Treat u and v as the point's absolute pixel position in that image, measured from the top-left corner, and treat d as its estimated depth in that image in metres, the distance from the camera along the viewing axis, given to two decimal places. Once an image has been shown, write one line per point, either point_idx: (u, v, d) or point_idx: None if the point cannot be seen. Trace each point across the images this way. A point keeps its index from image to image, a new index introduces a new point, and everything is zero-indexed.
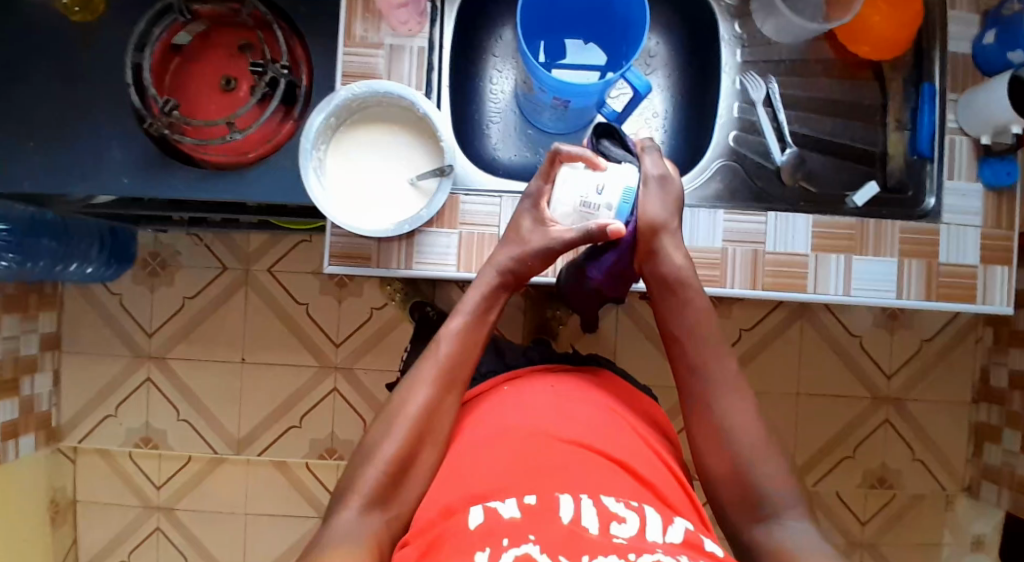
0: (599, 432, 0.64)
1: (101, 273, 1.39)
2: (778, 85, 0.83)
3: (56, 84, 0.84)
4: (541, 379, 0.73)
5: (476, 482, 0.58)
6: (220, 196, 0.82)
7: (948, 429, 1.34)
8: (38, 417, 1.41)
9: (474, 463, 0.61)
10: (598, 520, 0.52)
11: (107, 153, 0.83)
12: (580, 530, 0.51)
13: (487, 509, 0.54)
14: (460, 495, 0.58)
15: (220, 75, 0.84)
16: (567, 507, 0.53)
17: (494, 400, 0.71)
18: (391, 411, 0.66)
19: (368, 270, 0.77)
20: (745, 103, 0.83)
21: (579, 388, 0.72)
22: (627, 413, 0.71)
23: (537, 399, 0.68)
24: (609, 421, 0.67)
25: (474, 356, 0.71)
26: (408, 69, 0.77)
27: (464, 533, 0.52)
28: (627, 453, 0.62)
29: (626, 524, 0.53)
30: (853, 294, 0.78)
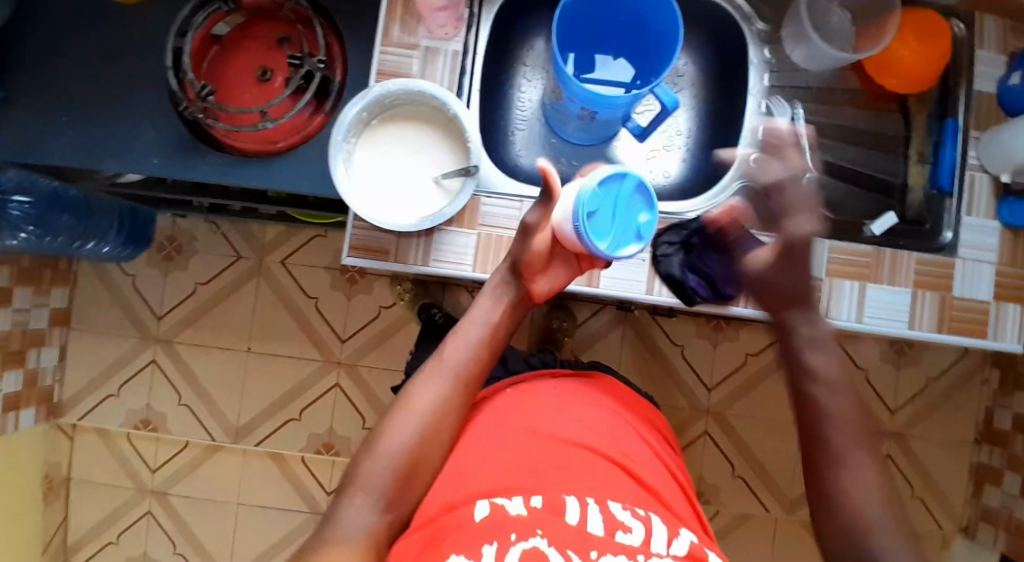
0: (608, 439, 0.64)
1: (117, 253, 1.40)
2: (803, 110, 0.84)
3: (95, 63, 0.85)
4: (549, 380, 0.73)
5: (484, 477, 0.59)
6: (246, 182, 0.83)
7: (949, 468, 1.33)
8: (41, 392, 1.42)
9: (484, 456, 0.62)
10: (604, 526, 0.53)
11: (139, 133, 0.85)
12: (586, 534, 0.51)
13: (493, 504, 0.55)
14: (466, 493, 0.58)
15: (257, 66, 0.86)
16: (574, 512, 0.54)
17: (506, 396, 0.71)
18: (397, 405, 0.67)
19: (386, 264, 0.78)
20: None
21: (590, 391, 0.72)
22: (637, 421, 0.71)
23: (548, 401, 0.68)
24: (619, 427, 0.67)
25: (479, 357, 0.71)
26: (441, 71, 0.78)
27: (469, 524, 0.53)
28: (636, 462, 0.63)
29: (632, 533, 0.53)
30: (865, 322, 0.78)
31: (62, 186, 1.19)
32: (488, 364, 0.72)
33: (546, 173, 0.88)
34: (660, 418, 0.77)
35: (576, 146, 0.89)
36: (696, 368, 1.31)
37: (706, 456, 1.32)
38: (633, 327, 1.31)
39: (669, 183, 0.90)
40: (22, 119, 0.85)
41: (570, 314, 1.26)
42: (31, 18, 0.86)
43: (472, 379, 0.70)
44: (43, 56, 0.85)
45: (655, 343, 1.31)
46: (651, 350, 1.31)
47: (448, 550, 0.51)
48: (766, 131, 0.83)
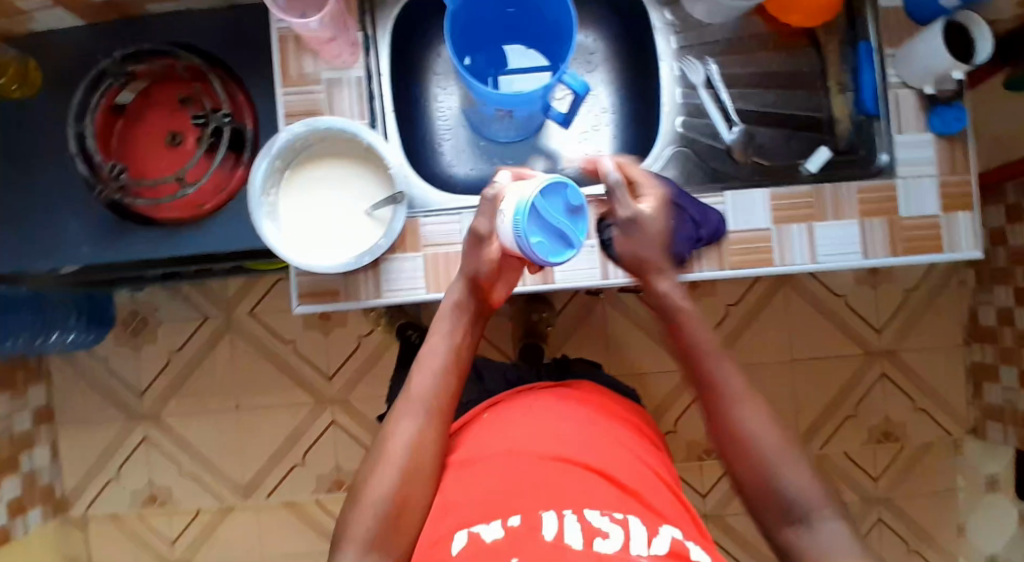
0: (582, 445, 0.64)
1: (82, 339, 1.37)
2: (716, 66, 0.84)
3: (3, 164, 0.83)
4: (523, 397, 0.73)
5: (464, 505, 0.58)
6: (181, 252, 0.82)
7: (943, 374, 1.35)
8: (41, 492, 1.41)
9: (461, 485, 0.61)
10: (582, 537, 0.53)
11: (64, 226, 0.83)
12: (562, 549, 0.51)
13: (470, 533, 0.55)
14: (445, 524, 0.58)
15: (166, 132, 0.84)
16: (550, 527, 0.54)
17: (480, 425, 0.71)
18: (378, 449, 0.66)
19: (338, 305, 0.77)
20: (687, 88, 0.83)
21: (560, 399, 0.72)
22: (613, 423, 0.71)
23: (519, 419, 0.68)
24: (591, 430, 0.67)
25: (451, 385, 0.70)
26: (349, 101, 0.77)
27: (448, 559, 0.53)
28: (611, 462, 0.62)
29: (609, 540, 0.53)
30: (821, 261, 0.78)
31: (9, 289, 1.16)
32: (460, 388, 0.72)
33: (480, 178, 0.87)
34: (638, 412, 0.78)
35: (504, 145, 0.88)
36: None
37: None
38: (609, 304, 1.31)
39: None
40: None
41: (545, 304, 1.26)
42: None
43: (446, 407, 0.69)
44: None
45: (635, 315, 1.31)
46: (632, 323, 1.31)
47: None
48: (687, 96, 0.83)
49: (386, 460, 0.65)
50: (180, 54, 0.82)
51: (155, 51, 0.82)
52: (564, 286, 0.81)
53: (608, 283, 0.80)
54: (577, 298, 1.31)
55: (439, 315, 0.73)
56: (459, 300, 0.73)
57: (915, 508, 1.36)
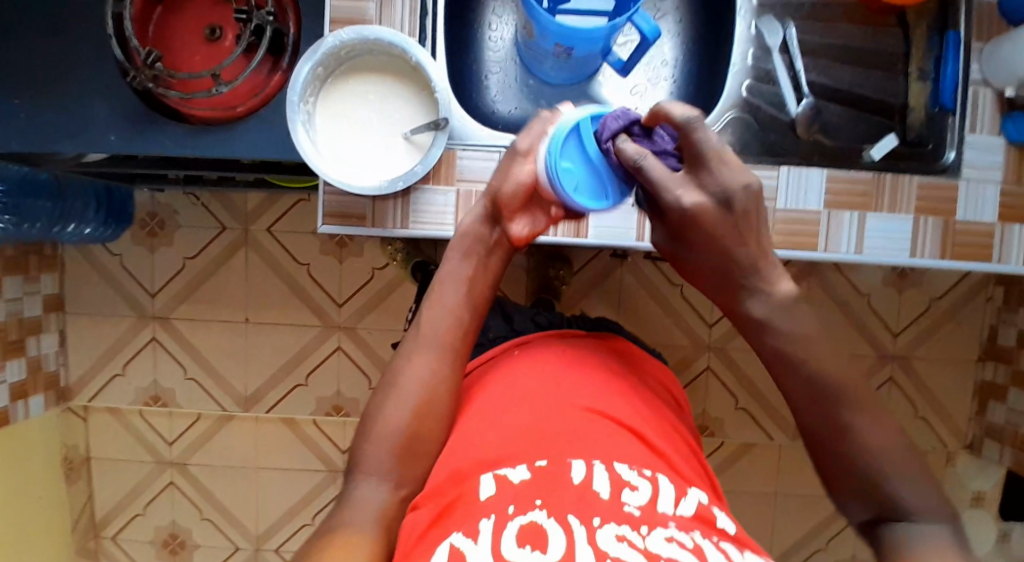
0: (610, 399, 0.62)
1: (99, 233, 1.37)
2: (796, 30, 0.79)
3: (36, 38, 0.80)
4: (553, 343, 0.72)
5: (489, 442, 0.57)
6: (209, 153, 0.79)
7: (954, 388, 1.33)
8: (46, 377, 1.42)
9: (486, 421, 0.61)
10: (610, 485, 0.51)
11: (92, 110, 0.81)
12: (590, 497, 0.50)
13: (496, 477, 0.53)
14: (469, 461, 0.57)
15: (205, 26, 0.81)
16: (578, 472, 0.52)
17: (504, 365, 0.69)
18: (390, 384, 0.65)
19: (364, 230, 0.75)
20: (760, 50, 0.79)
21: (589, 352, 0.70)
22: (639, 382, 0.70)
23: (547, 366, 0.66)
24: (620, 386, 0.65)
25: (461, 320, 0.68)
26: (400, 15, 0.73)
27: (475, 501, 0.51)
28: (637, 418, 0.61)
29: (638, 492, 0.51)
30: (866, 253, 0.75)
31: (29, 169, 1.14)
32: (475, 323, 0.70)
33: (525, 118, 0.84)
34: (664, 373, 0.76)
35: (554, 87, 0.84)
36: (697, 307, 1.29)
37: (709, 391, 1.31)
38: (629, 271, 1.28)
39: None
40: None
41: (565, 262, 1.23)
42: None
43: (458, 342, 0.68)
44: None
45: (653, 285, 1.29)
46: (650, 292, 1.29)
47: (453, 528, 0.50)
48: (758, 59, 0.79)
49: (396, 393, 0.65)
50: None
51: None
52: (597, 243, 0.78)
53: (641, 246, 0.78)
54: (598, 260, 1.29)
55: (452, 245, 0.71)
56: (474, 225, 0.71)
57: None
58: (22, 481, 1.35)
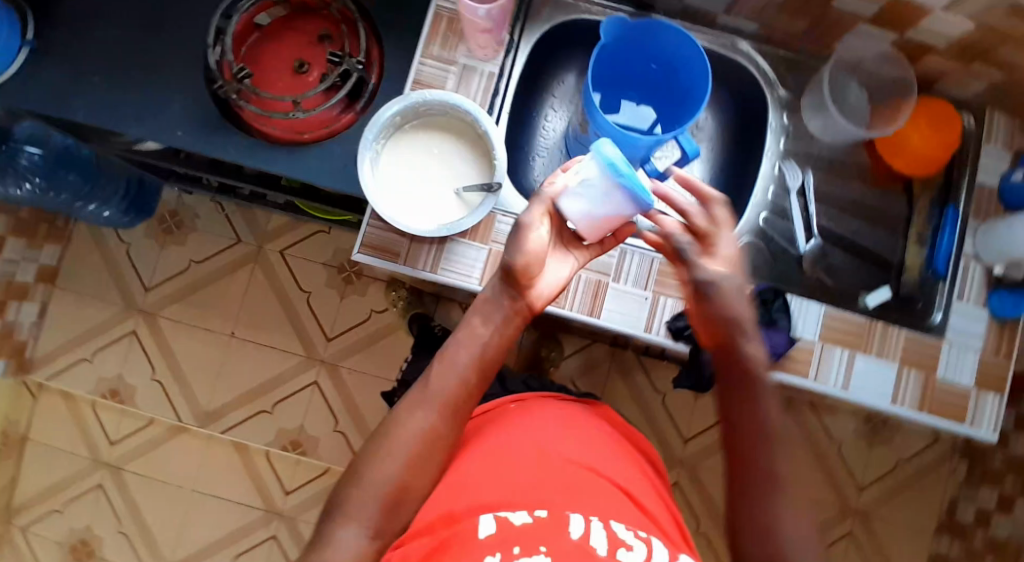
0: (605, 461, 0.65)
1: (116, 219, 1.40)
2: (813, 179, 0.88)
3: (137, 31, 0.87)
4: (550, 401, 0.74)
5: (487, 488, 0.59)
6: (264, 166, 0.84)
7: (908, 553, 1.34)
8: (14, 345, 1.40)
9: (485, 466, 0.62)
10: (607, 543, 0.53)
11: (167, 104, 0.86)
12: (587, 551, 0.52)
13: (497, 520, 0.55)
14: (466, 505, 0.58)
15: (296, 59, 0.89)
16: (576, 527, 0.54)
17: (501, 416, 0.71)
18: (386, 435, 0.64)
19: (394, 265, 0.79)
20: (780, 188, 0.87)
21: (587, 414, 0.73)
22: (631, 448, 0.73)
23: (545, 420, 0.69)
24: (617, 454, 0.68)
25: (468, 377, 0.68)
26: (475, 88, 0.81)
27: (474, 540, 0.53)
28: (629, 482, 0.64)
29: (634, 551, 0.54)
30: (851, 391, 0.80)
31: (75, 143, 1.19)
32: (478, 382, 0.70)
33: None
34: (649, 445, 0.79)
35: None
36: (675, 418, 1.33)
37: None
38: (616, 368, 1.32)
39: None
40: (46, 69, 0.86)
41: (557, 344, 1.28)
42: None
43: (464, 405, 0.68)
44: (80, 14, 0.87)
45: (637, 386, 1.32)
46: (632, 393, 1.32)
47: None
48: (778, 197, 0.87)
49: (390, 443, 0.64)
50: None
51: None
52: (606, 326, 0.82)
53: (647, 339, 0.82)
54: (588, 351, 1.33)
55: (474, 309, 0.71)
56: (496, 292, 0.71)
57: None
58: None
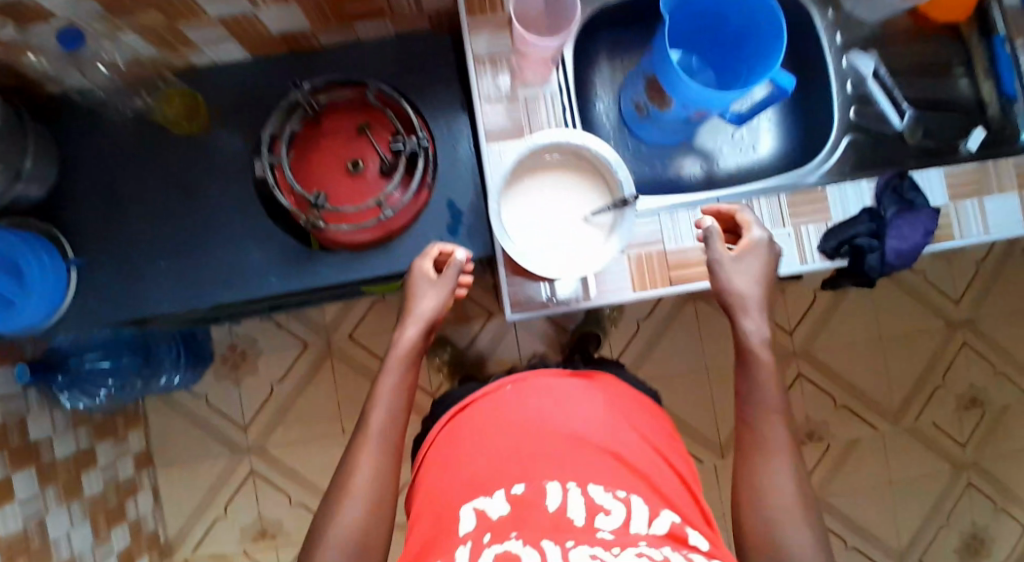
0: (617, 436, 0.77)
1: (185, 380, 1.45)
2: (880, 59, 0.96)
3: (195, 198, 0.96)
4: (540, 380, 0.84)
5: (568, 467, 0.72)
6: (367, 272, 0.95)
7: (1016, 335, 1.44)
8: (147, 536, 1.45)
9: (534, 461, 0.72)
10: (585, 512, 0.66)
11: (247, 259, 0.95)
12: (562, 521, 0.65)
13: (652, 523, 0.67)
14: (635, 482, 0.72)
15: (346, 160, 0.92)
16: (650, 521, 0.67)
17: (496, 398, 0.82)
18: (523, 487, 0.70)
19: (547, 310, 0.85)
20: (858, 79, 0.96)
21: (580, 395, 0.82)
22: (639, 422, 0.82)
23: (537, 402, 0.80)
24: (611, 416, 0.80)
25: (513, 444, 0.75)
26: (545, 115, 0.90)
27: (545, 514, 0.66)
28: (624, 446, 0.76)
29: (611, 516, 0.66)
30: (993, 234, 0.83)
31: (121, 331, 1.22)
32: (508, 451, 0.74)
33: (647, 177, 0.99)
34: (660, 435, 0.81)
35: (660, 143, 1.00)
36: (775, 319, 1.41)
37: (807, 396, 1.42)
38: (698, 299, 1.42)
39: (763, 155, 1.00)
40: (107, 277, 0.95)
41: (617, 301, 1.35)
42: (118, 172, 0.96)
43: (547, 460, 0.72)
44: (119, 213, 0.95)
45: None
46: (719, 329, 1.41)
47: (526, 532, 0.65)
48: (864, 94, 0.95)
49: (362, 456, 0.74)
50: (370, 84, 0.94)
51: (341, 82, 0.95)
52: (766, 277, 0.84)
53: (806, 268, 0.83)
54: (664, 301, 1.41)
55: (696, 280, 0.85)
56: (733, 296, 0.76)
57: (1009, 471, 1.44)
58: None
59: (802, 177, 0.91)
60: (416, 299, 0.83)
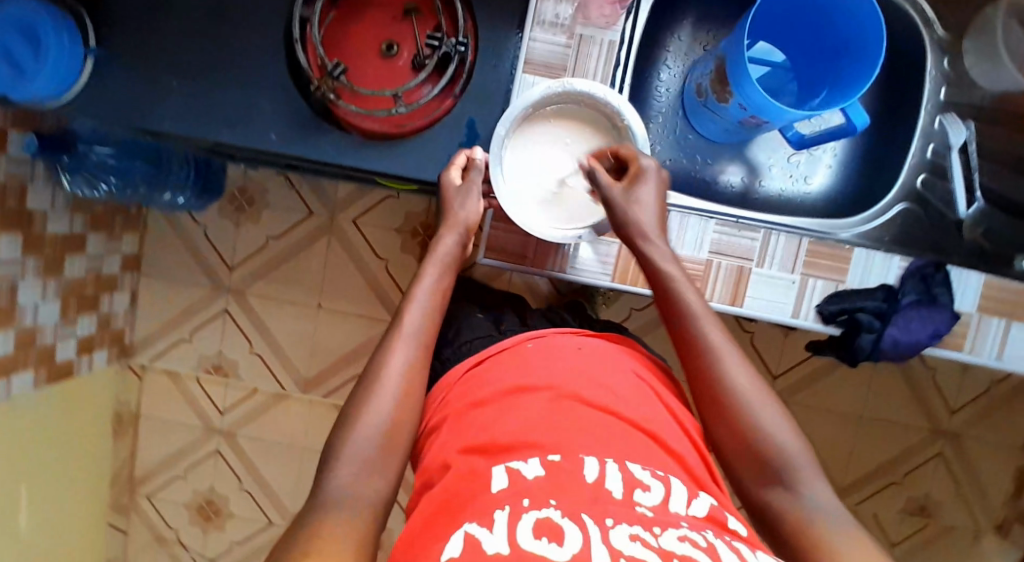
0: (633, 400, 0.73)
1: (190, 202, 1.47)
2: (974, 131, 0.88)
3: (228, 30, 0.93)
4: (563, 342, 0.82)
5: (596, 426, 0.68)
6: (367, 164, 0.92)
7: (996, 465, 1.38)
8: (112, 334, 1.52)
9: (554, 413, 0.69)
10: (623, 486, 0.62)
11: (257, 107, 0.93)
12: (602, 489, 0.61)
13: (681, 497, 0.63)
14: (650, 437, 0.69)
15: (382, 41, 0.90)
16: (678, 489, 0.64)
17: (519, 355, 0.80)
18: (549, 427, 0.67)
19: (523, 268, 0.90)
20: (942, 147, 0.88)
21: (607, 362, 0.79)
22: (661, 391, 0.78)
23: (560, 362, 0.77)
24: (638, 388, 0.76)
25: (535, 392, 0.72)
26: (595, 63, 0.85)
27: (583, 478, 0.62)
28: (655, 422, 0.72)
29: (650, 492, 0.62)
30: (1004, 361, 0.82)
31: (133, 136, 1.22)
32: (538, 409, 0.70)
33: (677, 168, 0.93)
34: (659, 386, 0.79)
35: (706, 140, 0.93)
36: (765, 359, 1.35)
37: None
38: None
39: (812, 191, 0.94)
40: (120, 75, 0.94)
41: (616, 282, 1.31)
42: None
43: (568, 414, 0.69)
44: (151, 19, 0.93)
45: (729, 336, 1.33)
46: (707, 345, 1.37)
47: (562, 493, 0.60)
48: (941, 164, 0.87)
49: (382, 385, 0.73)
50: None
51: None
52: (749, 314, 0.82)
53: (796, 323, 0.82)
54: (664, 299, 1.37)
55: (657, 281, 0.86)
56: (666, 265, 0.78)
57: None
58: (76, 423, 1.45)
59: (838, 233, 0.84)
60: (452, 207, 0.84)
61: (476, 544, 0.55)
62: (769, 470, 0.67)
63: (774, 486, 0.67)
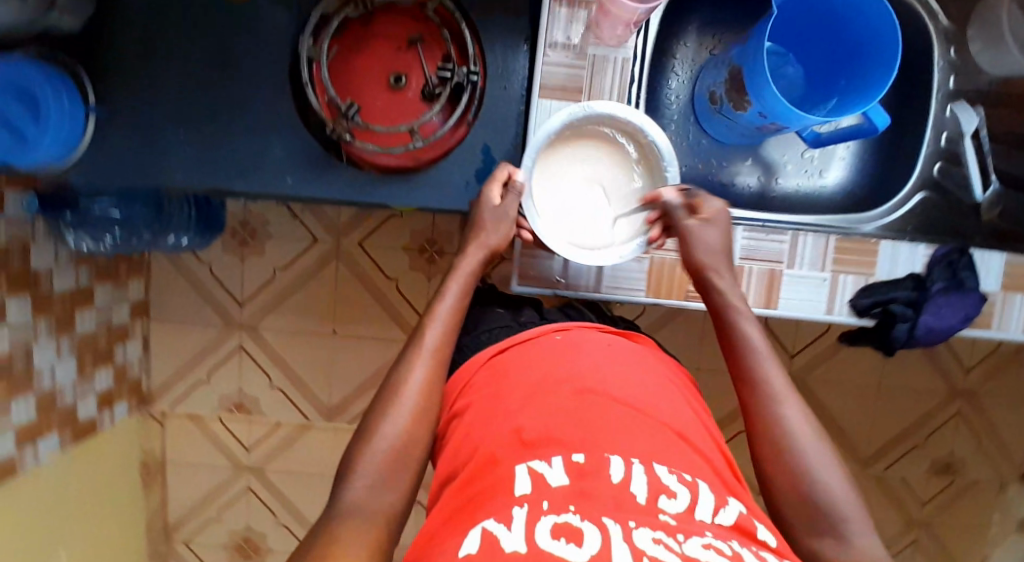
0: (661, 398, 0.71)
1: (195, 242, 1.44)
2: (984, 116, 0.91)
3: (229, 77, 0.92)
4: (591, 334, 0.80)
5: (625, 430, 0.65)
6: (385, 197, 0.92)
7: (1014, 417, 1.42)
8: (129, 384, 1.51)
9: (581, 412, 0.67)
10: (648, 489, 0.60)
11: (269, 151, 0.93)
12: (626, 493, 0.59)
13: (710, 504, 0.61)
14: (676, 437, 0.67)
15: (390, 74, 0.90)
16: (706, 496, 0.62)
17: (542, 345, 0.78)
18: (571, 424, 0.65)
19: (557, 291, 0.92)
20: (955, 134, 0.91)
21: (631, 355, 0.77)
22: (682, 386, 0.77)
23: (589, 354, 0.75)
24: (664, 383, 0.75)
25: (558, 386, 0.70)
26: (609, 80, 0.87)
27: (608, 483, 0.60)
28: (681, 422, 0.70)
29: (676, 499, 0.60)
30: None
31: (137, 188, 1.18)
32: (563, 402, 0.68)
33: (696, 173, 0.94)
34: (692, 393, 0.78)
35: (721, 144, 0.94)
36: (783, 340, 1.38)
37: None
38: None
39: (827, 184, 0.96)
40: (123, 132, 0.93)
41: None
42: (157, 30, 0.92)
43: (596, 410, 0.67)
44: (148, 72, 0.92)
45: None
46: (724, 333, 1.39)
47: (589, 499, 0.59)
48: (955, 150, 0.90)
49: (400, 397, 0.74)
50: None
51: None
52: (785, 314, 0.86)
53: (830, 318, 0.86)
54: None
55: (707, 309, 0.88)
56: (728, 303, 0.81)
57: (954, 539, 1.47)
58: (104, 477, 1.44)
59: (861, 226, 0.88)
60: (483, 222, 0.83)
61: (493, 541, 0.55)
62: (809, 508, 0.67)
63: (821, 536, 0.66)
